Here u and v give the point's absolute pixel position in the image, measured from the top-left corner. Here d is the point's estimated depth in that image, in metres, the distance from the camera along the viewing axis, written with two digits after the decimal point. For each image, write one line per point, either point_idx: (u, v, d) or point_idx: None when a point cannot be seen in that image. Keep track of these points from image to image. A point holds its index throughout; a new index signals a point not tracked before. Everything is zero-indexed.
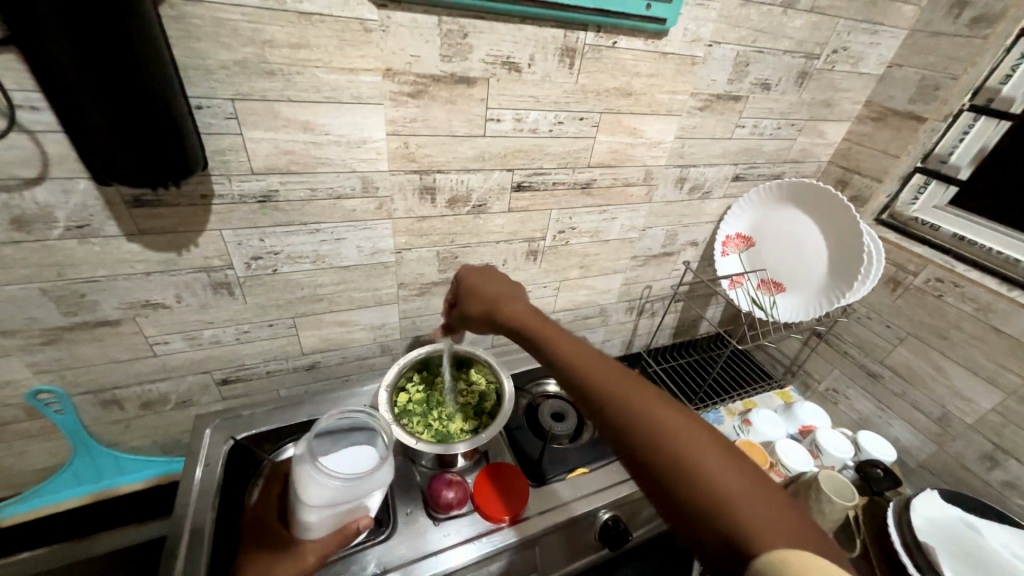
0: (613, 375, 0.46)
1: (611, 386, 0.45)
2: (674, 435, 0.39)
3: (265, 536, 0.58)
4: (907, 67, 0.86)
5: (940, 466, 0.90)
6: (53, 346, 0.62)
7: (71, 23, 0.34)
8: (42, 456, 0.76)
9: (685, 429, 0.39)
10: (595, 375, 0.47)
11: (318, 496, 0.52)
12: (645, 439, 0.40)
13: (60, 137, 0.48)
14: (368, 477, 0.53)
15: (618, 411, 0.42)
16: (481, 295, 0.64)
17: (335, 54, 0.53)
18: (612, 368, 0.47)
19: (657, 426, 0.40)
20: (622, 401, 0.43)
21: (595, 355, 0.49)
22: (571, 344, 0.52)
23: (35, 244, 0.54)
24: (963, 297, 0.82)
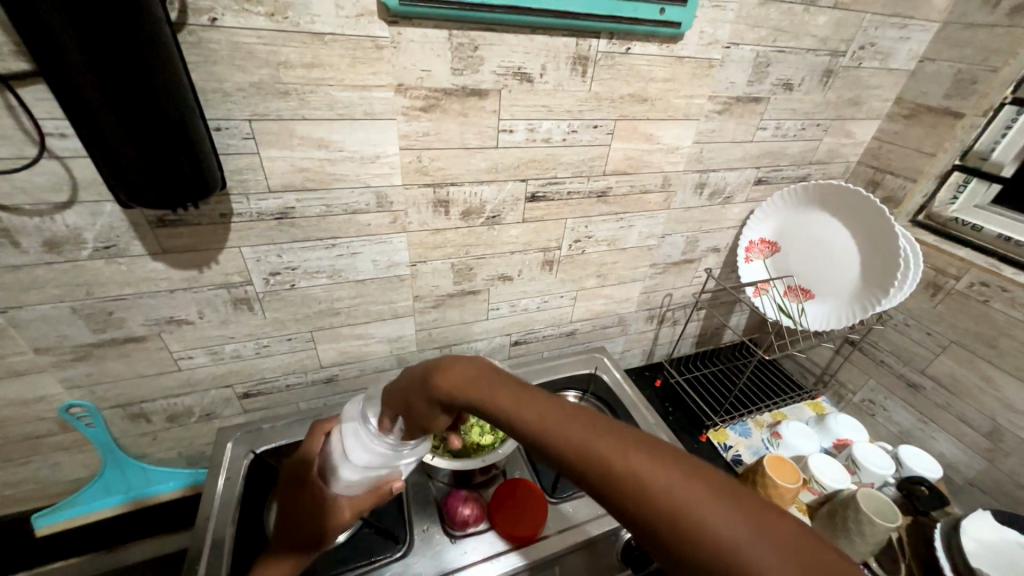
0: (569, 424, 0.32)
1: (568, 444, 0.31)
2: (671, 502, 0.26)
3: (300, 492, 0.56)
4: (940, 61, 0.82)
5: (992, 484, 0.84)
6: (84, 362, 0.64)
7: (91, 48, 0.35)
8: (76, 467, 0.78)
9: (682, 485, 0.27)
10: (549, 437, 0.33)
11: (363, 455, 0.52)
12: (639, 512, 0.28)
13: (87, 162, 0.50)
14: (408, 446, 0.53)
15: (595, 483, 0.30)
16: (412, 386, 0.47)
17: (347, 73, 0.53)
18: (562, 414, 0.34)
19: (645, 488, 0.28)
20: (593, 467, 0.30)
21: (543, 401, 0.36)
22: (512, 396, 0.37)
23: (66, 264, 0.56)
24: (1012, 302, 0.77)
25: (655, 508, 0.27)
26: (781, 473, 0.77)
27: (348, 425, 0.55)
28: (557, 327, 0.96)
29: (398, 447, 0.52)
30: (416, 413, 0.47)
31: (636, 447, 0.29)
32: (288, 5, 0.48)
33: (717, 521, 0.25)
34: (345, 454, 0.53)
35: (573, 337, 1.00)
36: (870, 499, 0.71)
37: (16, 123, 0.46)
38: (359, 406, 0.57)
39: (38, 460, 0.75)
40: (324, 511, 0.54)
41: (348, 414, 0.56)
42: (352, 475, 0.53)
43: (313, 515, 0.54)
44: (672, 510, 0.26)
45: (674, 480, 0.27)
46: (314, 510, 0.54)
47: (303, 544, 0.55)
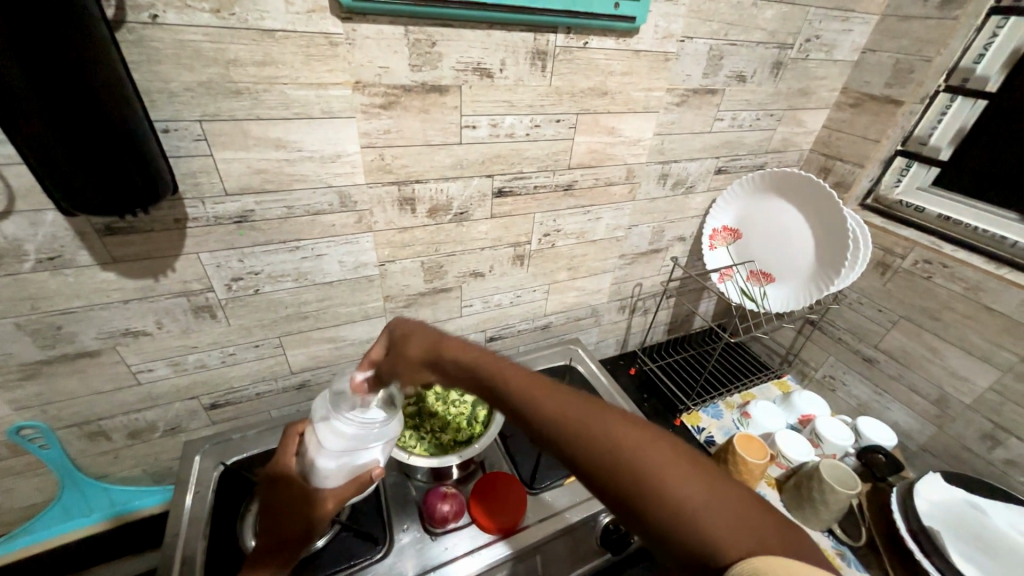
0: (569, 404, 0.41)
1: (568, 417, 0.40)
2: (646, 466, 0.35)
3: (280, 493, 0.55)
4: (880, 52, 0.87)
5: (942, 447, 0.90)
6: (34, 381, 0.61)
7: (16, 45, 0.33)
8: (30, 492, 0.74)
9: (657, 454, 0.35)
10: (550, 411, 0.41)
11: (335, 440, 0.54)
12: (617, 474, 0.36)
13: (23, 169, 0.47)
14: (381, 423, 0.55)
15: (583, 451, 0.37)
16: (417, 343, 0.56)
17: (302, 71, 0.52)
18: (564, 394, 0.42)
19: (630, 455, 0.36)
20: (585, 437, 0.38)
21: (547, 382, 0.44)
22: (521, 375, 0.45)
23: (6, 278, 0.53)
24: (952, 277, 0.82)
25: (632, 471, 0.35)
26: (751, 450, 0.79)
27: (317, 418, 0.56)
28: (531, 321, 0.97)
29: (371, 426, 0.55)
30: (405, 366, 0.56)
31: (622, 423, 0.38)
32: (234, 1, 0.46)
33: (678, 481, 0.34)
34: (321, 444, 0.54)
35: (548, 330, 1.01)
36: (833, 469, 0.75)
37: None
38: (325, 400, 0.59)
39: None
40: (311, 500, 0.54)
41: (315, 410, 0.57)
42: (330, 465, 0.54)
43: (300, 507, 0.54)
44: (645, 473, 0.35)
45: (652, 451, 0.36)
46: (300, 501, 0.54)
47: (289, 541, 0.52)
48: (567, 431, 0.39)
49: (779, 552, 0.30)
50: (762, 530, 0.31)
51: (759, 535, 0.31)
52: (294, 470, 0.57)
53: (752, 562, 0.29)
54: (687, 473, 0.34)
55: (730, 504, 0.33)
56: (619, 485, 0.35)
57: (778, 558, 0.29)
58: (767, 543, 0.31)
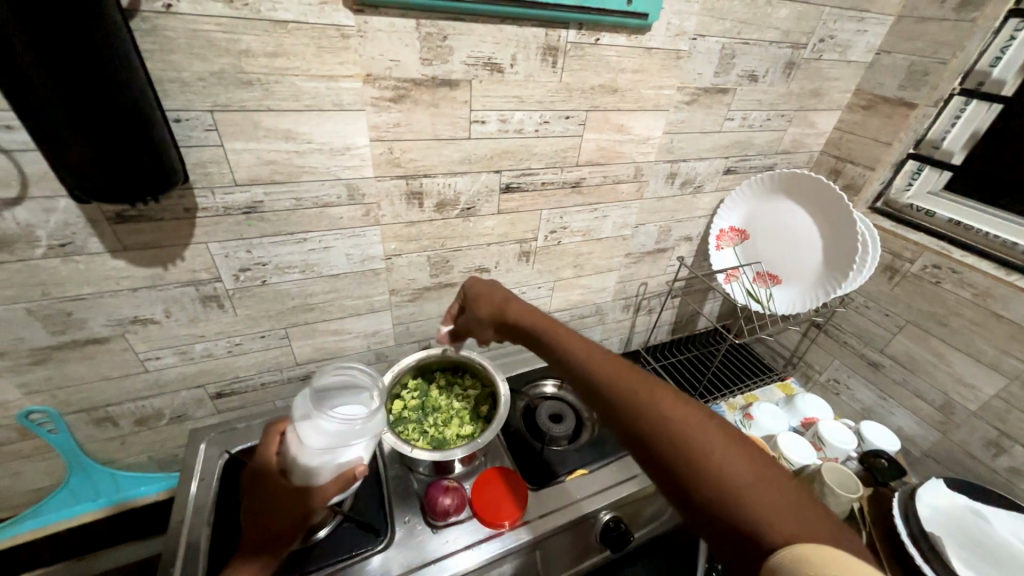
0: (630, 379, 0.44)
1: (625, 389, 0.43)
2: (697, 441, 0.36)
3: (263, 489, 0.55)
4: (895, 53, 0.86)
5: (945, 453, 0.89)
6: (43, 366, 0.62)
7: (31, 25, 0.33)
8: (38, 476, 0.75)
9: (707, 431, 0.37)
10: (611, 383, 0.45)
11: (315, 437, 0.52)
12: (667, 446, 0.38)
13: (37, 155, 0.48)
14: (363, 419, 0.53)
15: (636, 421, 0.40)
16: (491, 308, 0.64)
17: (313, 62, 0.52)
18: (625, 370, 0.45)
19: (681, 426, 0.38)
20: (641, 408, 0.41)
21: (610, 359, 0.48)
22: (587, 350, 0.50)
23: (18, 264, 0.53)
24: (962, 283, 0.82)
25: (684, 443, 0.37)
26: None
27: (298, 415, 0.55)
28: None
29: (353, 424, 0.53)
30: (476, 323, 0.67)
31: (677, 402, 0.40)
32: None
33: (727, 459, 0.35)
34: (302, 441, 0.53)
35: None
36: (834, 473, 0.74)
37: None
38: (306, 397, 0.57)
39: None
40: (290, 500, 0.53)
41: (296, 408, 0.56)
42: (311, 462, 0.52)
43: (281, 506, 0.53)
44: (695, 447, 0.36)
45: (706, 430, 0.37)
46: (280, 499, 0.53)
47: (274, 538, 0.53)
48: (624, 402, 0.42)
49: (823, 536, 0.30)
50: (808, 515, 0.32)
51: (805, 523, 0.31)
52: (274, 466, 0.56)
53: (793, 546, 0.29)
54: (737, 454, 0.35)
55: (778, 489, 0.33)
56: (668, 456, 0.37)
57: (822, 544, 0.29)
58: (811, 527, 0.31)
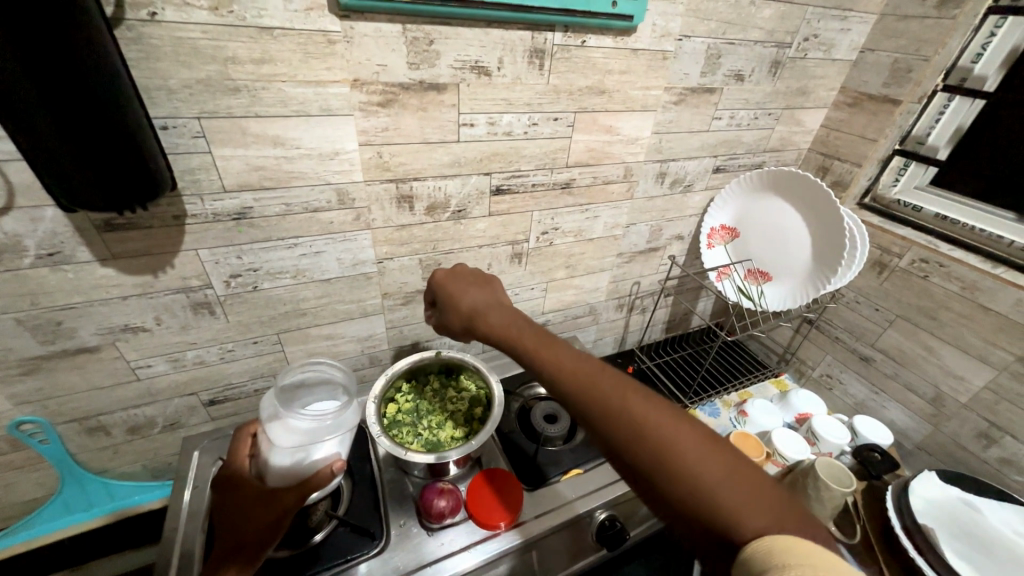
0: (599, 380, 0.43)
1: (593, 393, 0.42)
2: (669, 442, 0.37)
3: (232, 497, 0.54)
4: (879, 51, 0.87)
5: (937, 446, 0.90)
6: (33, 376, 0.62)
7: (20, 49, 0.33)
8: (31, 487, 0.75)
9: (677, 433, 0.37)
10: (579, 386, 0.43)
11: (286, 437, 0.53)
12: (640, 449, 0.38)
13: (23, 165, 0.48)
14: (333, 415, 0.54)
15: (609, 426, 0.40)
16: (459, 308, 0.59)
17: (300, 68, 0.53)
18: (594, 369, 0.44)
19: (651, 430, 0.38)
20: (612, 412, 0.40)
21: (578, 358, 0.46)
22: (554, 350, 0.48)
23: (6, 274, 0.53)
24: (949, 276, 0.82)
25: (656, 447, 0.37)
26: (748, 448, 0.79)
27: (267, 417, 0.55)
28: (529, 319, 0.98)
29: (320, 422, 0.53)
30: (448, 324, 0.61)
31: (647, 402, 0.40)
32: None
33: (699, 459, 0.35)
34: (274, 442, 0.53)
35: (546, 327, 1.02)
36: (826, 467, 0.75)
37: None
38: (274, 398, 0.57)
39: None
40: (265, 501, 0.52)
41: (264, 409, 0.56)
42: (286, 462, 0.53)
43: (262, 508, 0.52)
44: (667, 449, 0.36)
45: (675, 430, 0.37)
46: (262, 501, 0.53)
47: (250, 542, 0.51)
48: (594, 407, 0.41)
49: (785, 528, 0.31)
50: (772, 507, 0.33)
51: (774, 514, 0.32)
52: (246, 471, 0.55)
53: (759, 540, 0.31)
54: (706, 451, 0.36)
55: (746, 482, 0.34)
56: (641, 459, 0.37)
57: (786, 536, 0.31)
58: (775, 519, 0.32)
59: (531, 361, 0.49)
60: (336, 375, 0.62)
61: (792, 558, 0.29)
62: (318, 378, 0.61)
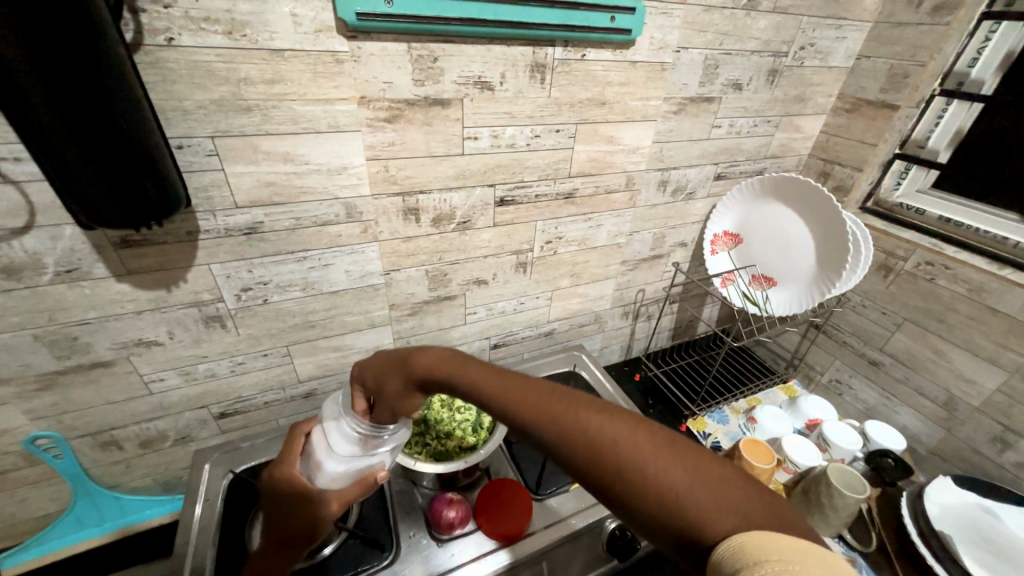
0: (542, 395, 0.35)
1: (535, 409, 0.35)
2: (624, 452, 0.30)
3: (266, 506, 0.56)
4: (875, 58, 0.88)
5: (951, 450, 0.89)
6: (49, 391, 0.63)
7: (45, 81, 0.35)
8: (44, 502, 0.75)
9: (633, 441, 0.31)
10: (518, 401, 0.36)
11: (345, 443, 0.52)
12: (594, 465, 0.31)
13: (44, 186, 0.50)
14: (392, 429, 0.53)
15: (556, 445, 0.33)
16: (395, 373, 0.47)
17: (309, 87, 0.54)
18: (527, 381, 0.37)
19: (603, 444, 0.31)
20: (555, 430, 0.33)
21: (510, 372, 0.39)
22: (482, 367, 0.40)
23: (26, 291, 0.55)
24: (956, 279, 0.82)
25: (603, 455, 0.31)
26: (757, 455, 0.78)
27: (330, 417, 0.54)
28: (534, 328, 0.98)
29: (380, 434, 0.52)
30: (388, 396, 0.48)
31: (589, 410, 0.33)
32: (246, 23, 0.48)
33: (660, 464, 0.29)
34: (330, 446, 0.52)
35: (552, 336, 1.02)
36: (841, 474, 0.74)
37: None
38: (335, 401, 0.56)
39: (4, 497, 0.72)
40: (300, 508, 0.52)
41: (327, 409, 0.55)
42: (338, 468, 0.51)
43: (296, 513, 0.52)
44: (622, 459, 0.30)
45: (622, 432, 0.31)
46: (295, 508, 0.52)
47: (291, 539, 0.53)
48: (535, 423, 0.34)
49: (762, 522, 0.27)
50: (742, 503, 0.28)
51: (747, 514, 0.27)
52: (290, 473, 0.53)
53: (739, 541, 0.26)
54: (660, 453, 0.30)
55: (717, 482, 0.29)
56: (598, 476, 0.31)
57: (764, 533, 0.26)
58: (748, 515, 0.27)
59: (457, 381, 0.41)
60: None
61: (774, 559, 0.25)
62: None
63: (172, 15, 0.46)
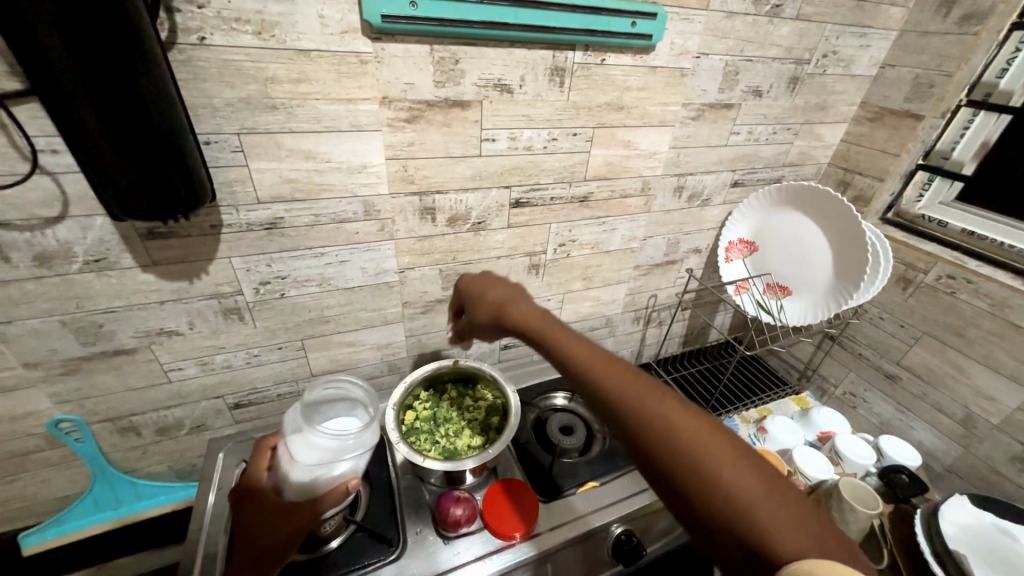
0: (638, 388, 0.42)
1: (629, 400, 0.42)
2: (702, 453, 0.36)
3: (246, 511, 0.55)
4: (900, 67, 0.87)
5: (968, 469, 0.87)
6: (73, 376, 0.65)
7: (85, 76, 0.37)
8: (64, 484, 0.78)
9: (713, 447, 0.37)
10: (615, 389, 0.43)
11: (310, 453, 0.52)
12: (672, 455, 0.37)
13: (78, 177, 0.51)
14: (355, 434, 0.53)
15: (642, 431, 0.40)
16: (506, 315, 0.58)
17: (333, 87, 0.55)
18: (626, 372, 0.44)
19: (685, 442, 0.37)
20: (643, 417, 0.40)
21: (611, 360, 0.46)
22: (588, 350, 0.48)
23: (56, 278, 0.57)
24: (977, 293, 0.81)
25: (684, 450, 0.37)
26: None
27: (289, 431, 0.55)
28: None
29: (344, 442, 0.53)
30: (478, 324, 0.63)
31: (683, 413, 0.39)
32: (275, 24, 0.50)
33: (731, 469, 0.35)
34: (295, 458, 0.53)
35: None
36: (853, 489, 0.73)
37: (8, 139, 0.47)
38: (298, 414, 0.57)
39: (26, 477, 0.74)
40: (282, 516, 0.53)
41: (287, 422, 0.56)
42: (305, 478, 0.52)
43: (275, 522, 0.53)
44: (698, 455, 0.36)
45: (704, 437, 0.37)
46: (274, 516, 0.53)
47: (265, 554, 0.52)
48: (629, 409, 0.41)
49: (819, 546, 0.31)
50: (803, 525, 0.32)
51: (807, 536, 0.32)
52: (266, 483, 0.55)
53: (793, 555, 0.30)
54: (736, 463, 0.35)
55: (782, 503, 0.33)
56: (671, 464, 0.37)
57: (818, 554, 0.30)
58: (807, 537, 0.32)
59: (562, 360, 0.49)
60: (357, 393, 0.62)
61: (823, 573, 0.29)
62: (341, 393, 0.62)
63: (205, 15, 0.47)
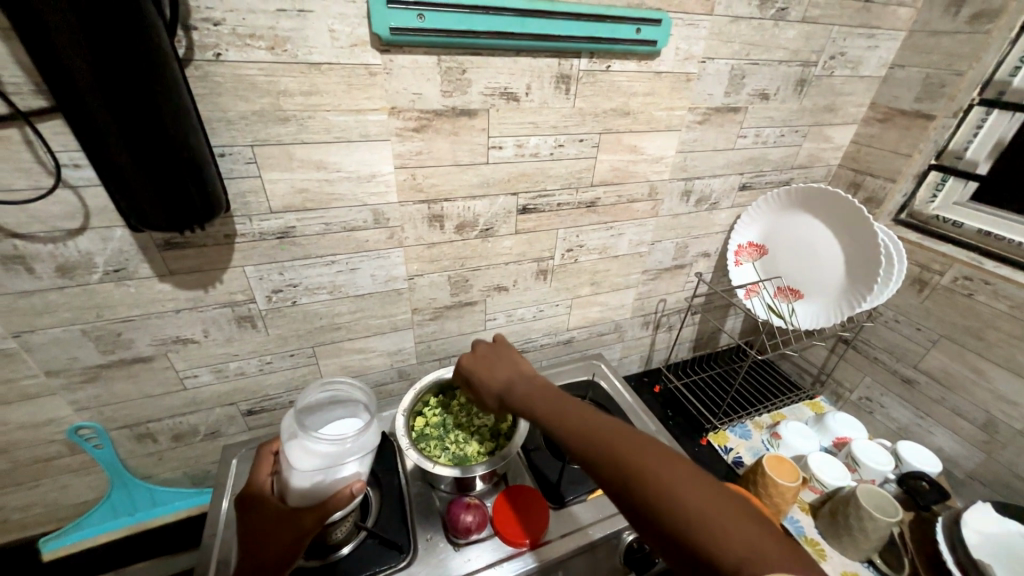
0: (606, 431, 0.48)
1: (598, 442, 0.47)
2: (660, 480, 0.41)
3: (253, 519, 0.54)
4: (908, 67, 0.86)
5: (992, 476, 0.84)
6: (93, 383, 0.66)
7: (108, 95, 0.39)
8: (84, 489, 0.79)
9: (670, 475, 0.41)
10: (588, 432, 0.49)
11: (307, 460, 0.52)
12: (638, 486, 0.42)
13: (99, 190, 0.53)
14: (353, 437, 0.53)
15: (610, 468, 0.45)
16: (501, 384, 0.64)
17: (343, 98, 0.57)
18: (597, 418, 0.50)
19: (646, 472, 0.42)
20: (611, 456, 0.45)
21: (586, 410, 0.53)
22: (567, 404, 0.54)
23: (77, 288, 0.58)
24: (996, 295, 0.79)
25: (645, 480, 0.42)
26: (783, 473, 0.76)
27: (288, 437, 0.55)
28: (554, 336, 0.98)
29: (342, 447, 0.53)
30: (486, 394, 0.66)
31: (646, 447, 0.44)
32: (287, 39, 0.51)
33: (686, 493, 0.40)
34: (294, 465, 0.53)
35: (571, 344, 1.02)
36: (871, 496, 0.72)
37: (33, 156, 0.49)
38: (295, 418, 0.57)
39: (48, 482, 0.76)
40: (280, 523, 0.53)
41: (284, 429, 0.56)
42: (305, 484, 0.52)
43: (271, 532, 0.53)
44: (657, 483, 0.41)
45: (662, 468, 0.42)
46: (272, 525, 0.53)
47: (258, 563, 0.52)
48: (599, 449, 0.47)
49: (769, 553, 0.34)
50: (754, 536, 0.36)
51: (758, 545, 0.35)
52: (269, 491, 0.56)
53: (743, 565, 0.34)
54: (692, 487, 0.40)
55: (734, 518, 0.37)
56: (636, 496, 0.42)
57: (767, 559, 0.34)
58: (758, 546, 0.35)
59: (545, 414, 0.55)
60: (357, 395, 0.63)
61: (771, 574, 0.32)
62: (338, 396, 0.62)
63: (220, 32, 0.49)
